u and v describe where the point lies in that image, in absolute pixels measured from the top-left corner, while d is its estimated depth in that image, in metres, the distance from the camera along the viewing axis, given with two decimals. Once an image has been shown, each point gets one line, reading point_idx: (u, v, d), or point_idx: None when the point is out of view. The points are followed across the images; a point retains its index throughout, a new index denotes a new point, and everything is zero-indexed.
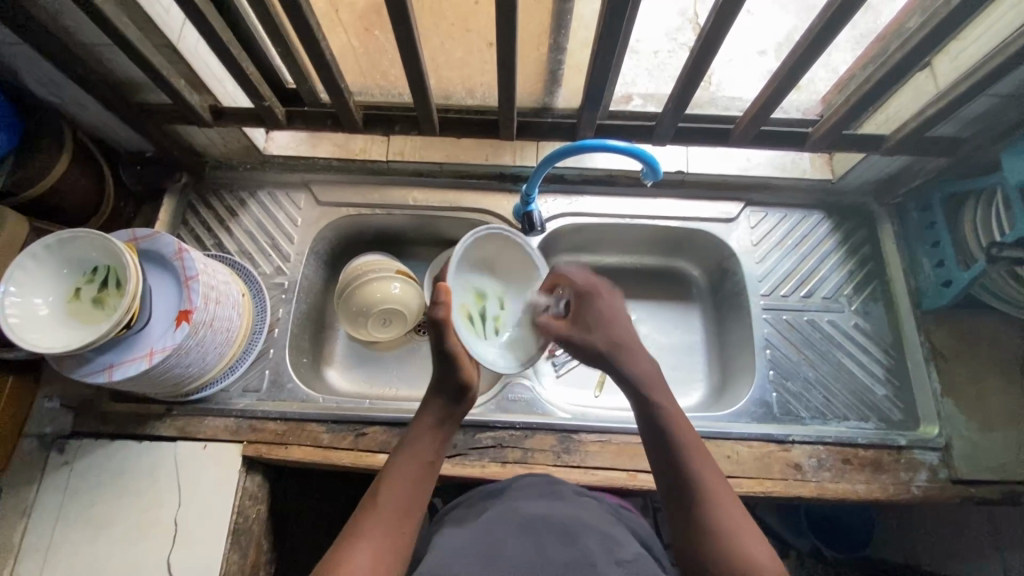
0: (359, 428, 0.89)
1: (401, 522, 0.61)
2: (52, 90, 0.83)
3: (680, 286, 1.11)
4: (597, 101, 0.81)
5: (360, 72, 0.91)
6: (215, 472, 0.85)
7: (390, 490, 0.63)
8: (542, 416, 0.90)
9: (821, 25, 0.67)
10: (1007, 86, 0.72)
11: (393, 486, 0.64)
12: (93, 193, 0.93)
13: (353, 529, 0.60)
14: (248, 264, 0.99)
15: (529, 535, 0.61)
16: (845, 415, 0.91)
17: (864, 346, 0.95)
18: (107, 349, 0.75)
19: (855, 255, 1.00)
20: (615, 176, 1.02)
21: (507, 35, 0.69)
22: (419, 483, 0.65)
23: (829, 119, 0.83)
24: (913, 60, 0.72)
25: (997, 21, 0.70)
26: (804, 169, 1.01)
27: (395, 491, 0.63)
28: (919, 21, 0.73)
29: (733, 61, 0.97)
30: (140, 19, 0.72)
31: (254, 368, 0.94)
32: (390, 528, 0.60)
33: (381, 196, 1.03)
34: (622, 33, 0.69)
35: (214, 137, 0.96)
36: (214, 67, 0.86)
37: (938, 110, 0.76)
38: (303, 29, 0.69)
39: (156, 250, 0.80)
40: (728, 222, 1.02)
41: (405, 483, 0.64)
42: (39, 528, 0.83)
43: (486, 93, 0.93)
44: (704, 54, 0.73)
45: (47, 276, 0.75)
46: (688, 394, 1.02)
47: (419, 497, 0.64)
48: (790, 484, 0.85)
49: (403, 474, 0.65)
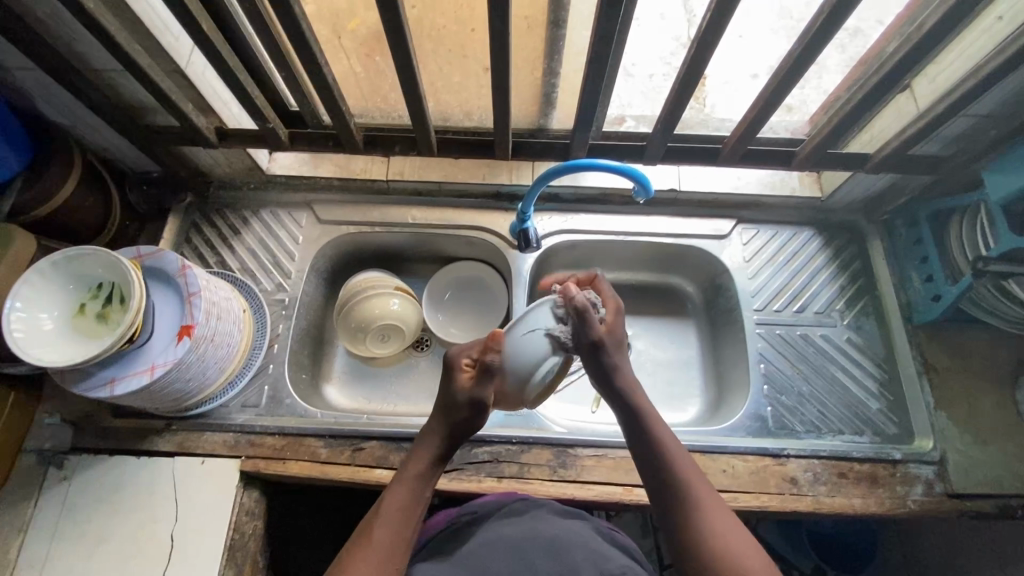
0: (357, 443, 0.89)
1: (393, 549, 0.63)
2: (63, 112, 0.86)
3: (675, 302, 1.12)
4: (588, 123, 0.84)
5: (361, 95, 0.94)
6: (213, 488, 0.86)
7: (383, 517, 0.66)
8: (537, 430, 0.91)
9: (803, 47, 0.70)
10: (982, 108, 0.75)
11: (385, 514, 0.66)
12: (100, 213, 0.96)
13: (346, 559, 0.63)
14: (250, 282, 1.01)
15: (515, 551, 0.65)
16: (840, 429, 0.91)
17: (857, 360, 0.96)
18: (109, 364, 0.77)
19: (846, 271, 1.02)
20: (608, 194, 1.04)
21: (501, 61, 0.72)
22: (413, 509, 0.67)
23: (814, 138, 0.85)
24: (892, 82, 0.74)
25: (970, 45, 0.72)
26: (793, 186, 1.04)
27: (387, 516, 0.66)
28: (896, 45, 0.76)
29: (728, 84, 1.02)
30: (151, 46, 0.75)
31: (253, 384, 0.95)
32: (380, 556, 0.62)
33: (381, 214, 1.05)
34: (610, 57, 0.72)
35: (219, 157, 0.99)
36: (221, 91, 0.89)
37: (920, 129, 0.79)
38: (306, 56, 0.72)
39: (158, 267, 0.82)
40: (720, 239, 1.04)
41: (395, 510, 0.67)
42: (34, 544, 0.83)
43: (484, 116, 0.96)
44: (689, 80, 0.76)
45: (53, 291, 0.77)
46: (684, 409, 1.03)
47: (412, 521, 0.67)
48: (786, 498, 0.85)
49: (395, 499, 0.68)
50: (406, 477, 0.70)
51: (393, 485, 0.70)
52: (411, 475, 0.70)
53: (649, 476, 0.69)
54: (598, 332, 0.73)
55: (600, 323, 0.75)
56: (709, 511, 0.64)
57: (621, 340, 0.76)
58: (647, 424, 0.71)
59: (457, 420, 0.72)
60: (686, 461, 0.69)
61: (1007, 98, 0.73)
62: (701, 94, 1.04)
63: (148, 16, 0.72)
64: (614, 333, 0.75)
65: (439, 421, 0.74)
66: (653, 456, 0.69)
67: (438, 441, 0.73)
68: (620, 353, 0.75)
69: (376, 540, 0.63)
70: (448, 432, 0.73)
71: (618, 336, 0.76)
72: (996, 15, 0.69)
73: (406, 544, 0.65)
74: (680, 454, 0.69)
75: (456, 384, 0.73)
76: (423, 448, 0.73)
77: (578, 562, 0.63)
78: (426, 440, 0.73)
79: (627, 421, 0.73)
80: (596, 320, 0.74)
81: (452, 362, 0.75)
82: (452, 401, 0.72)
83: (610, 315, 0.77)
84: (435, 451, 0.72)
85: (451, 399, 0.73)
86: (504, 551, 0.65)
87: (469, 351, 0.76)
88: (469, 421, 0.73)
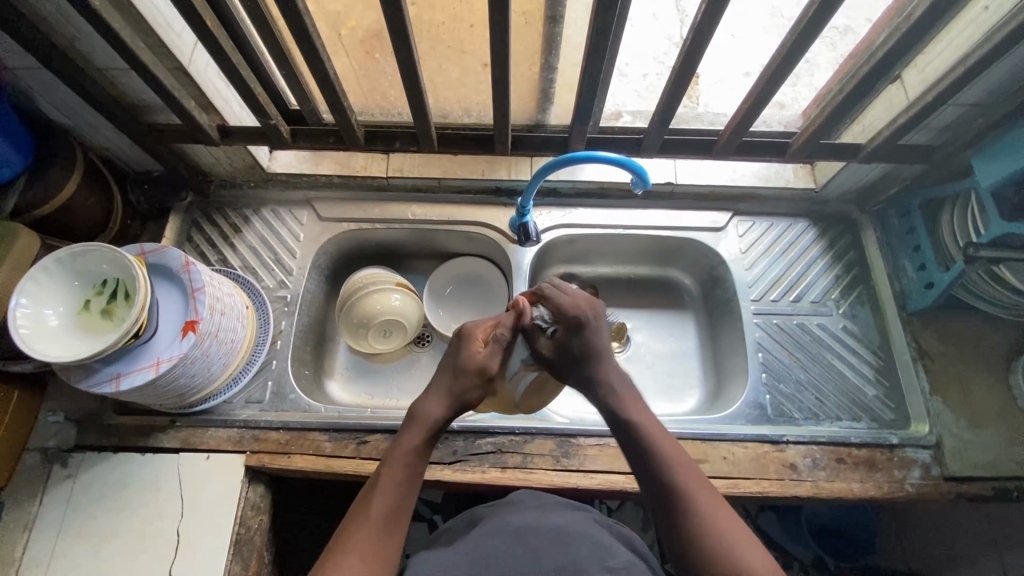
0: (361, 437, 0.90)
1: (388, 527, 0.63)
2: (65, 111, 0.87)
3: (673, 294, 1.14)
4: (587, 115, 0.85)
5: (362, 93, 0.95)
6: (218, 483, 0.86)
7: (380, 492, 0.66)
8: (540, 421, 0.92)
9: (794, 40, 0.71)
10: (969, 96, 0.77)
11: (380, 489, 0.66)
12: (102, 211, 0.97)
13: (343, 536, 0.63)
14: (252, 279, 1.01)
15: (523, 544, 0.65)
16: (837, 415, 0.93)
17: (853, 347, 0.98)
18: (114, 359, 0.77)
19: (841, 260, 1.04)
20: (605, 187, 1.06)
21: (500, 55, 0.73)
22: (409, 483, 0.68)
23: (807, 129, 0.87)
24: (882, 72, 0.76)
25: (958, 36, 0.74)
26: (787, 178, 1.05)
27: (383, 492, 0.66)
28: (881, 37, 0.78)
29: (721, 82, 1.05)
30: (154, 43, 0.76)
31: (257, 380, 0.95)
32: (376, 536, 0.62)
33: (382, 211, 1.07)
34: (608, 50, 0.73)
35: (220, 156, 0.99)
36: (223, 89, 0.90)
37: (910, 119, 0.81)
38: (309, 51, 0.73)
39: (162, 264, 0.83)
40: (716, 232, 1.05)
41: (391, 486, 0.67)
42: (40, 541, 0.84)
43: (482, 112, 0.97)
44: (684, 71, 0.77)
45: (59, 287, 0.77)
46: (683, 400, 1.04)
47: (407, 498, 0.67)
48: (786, 484, 0.86)
49: (392, 473, 0.68)
50: (403, 448, 0.70)
51: (390, 457, 0.69)
52: (409, 447, 0.70)
53: (646, 486, 0.68)
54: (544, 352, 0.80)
55: (547, 340, 0.80)
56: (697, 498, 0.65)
57: (586, 353, 0.77)
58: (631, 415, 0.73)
59: (461, 387, 0.75)
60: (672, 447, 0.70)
61: (995, 86, 0.75)
62: (694, 93, 1.05)
63: (151, 14, 0.73)
64: (566, 347, 0.78)
65: (441, 387, 0.76)
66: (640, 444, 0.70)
67: (436, 411, 0.73)
68: (589, 363, 0.77)
69: (372, 517, 0.63)
70: (450, 399, 0.74)
71: (572, 352, 0.78)
72: (982, 5, 0.71)
73: (402, 522, 0.65)
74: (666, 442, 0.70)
75: (466, 353, 0.77)
76: (421, 418, 0.73)
77: (582, 558, 0.63)
78: (426, 408, 0.74)
79: (616, 426, 0.73)
80: (539, 339, 0.80)
81: (466, 334, 0.79)
82: (458, 367, 0.76)
83: (560, 331, 0.79)
84: (432, 422, 0.73)
85: (461, 363, 0.76)
86: (510, 541, 0.66)
87: (485, 326, 0.80)
88: (475, 391, 0.76)
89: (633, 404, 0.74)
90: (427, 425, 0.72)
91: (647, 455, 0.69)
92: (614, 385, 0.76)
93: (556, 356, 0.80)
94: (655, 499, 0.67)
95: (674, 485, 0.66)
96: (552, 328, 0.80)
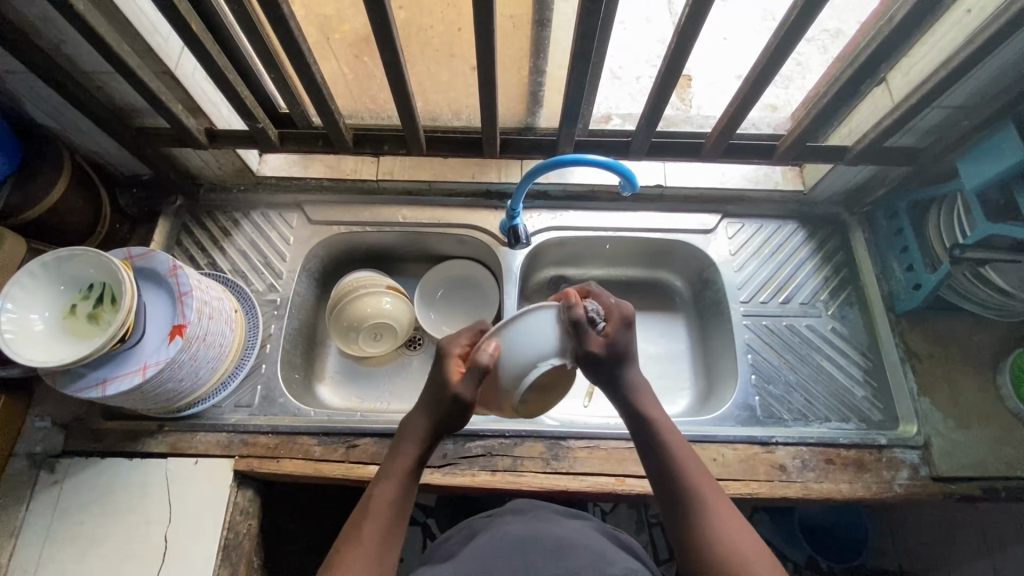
0: (350, 441, 0.90)
1: (383, 546, 0.62)
2: (52, 115, 0.87)
3: (664, 296, 1.14)
4: (574, 119, 0.85)
5: (351, 96, 0.95)
6: (206, 487, 0.86)
7: (373, 512, 0.64)
8: (531, 424, 0.92)
9: (777, 43, 0.72)
10: (952, 99, 0.78)
11: (374, 510, 0.64)
12: (89, 215, 0.96)
13: (338, 555, 0.62)
14: (241, 282, 1.01)
15: (519, 556, 0.65)
16: (826, 416, 0.93)
17: (842, 349, 0.98)
18: (99, 365, 0.77)
19: (830, 261, 1.04)
20: (596, 190, 1.06)
21: (486, 59, 0.73)
22: (403, 502, 0.66)
23: (794, 131, 0.88)
24: (865, 76, 0.77)
25: (940, 39, 0.75)
26: (776, 181, 1.06)
27: (376, 513, 0.64)
28: (864, 40, 0.78)
29: (713, 85, 1.05)
30: (140, 47, 0.76)
31: (245, 385, 0.95)
32: (368, 556, 0.61)
33: (372, 214, 1.06)
34: (594, 54, 0.73)
35: (208, 159, 0.99)
36: (211, 93, 0.90)
37: (895, 121, 0.81)
38: (294, 54, 0.73)
39: (150, 268, 0.83)
40: (706, 234, 1.06)
41: (385, 504, 0.65)
42: (25, 548, 0.83)
43: (472, 114, 0.97)
44: (670, 75, 0.78)
45: (44, 292, 0.77)
46: (675, 401, 1.04)
47: (403, 513, 0.66)
48: (776, 485, 0.86)
49: (385, 491, 0.66)
50: (395, 466, 0.68)
51: (383, 474, 0.67)
52: (402, 467, 0.68)
53: (659, 488, 0.68)
54: (593, 351, 0.69)
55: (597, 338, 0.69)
56: (709, 506, 0.64)
57: (623, 354, 0.71)
58: (652, 422, 0.71)
59: (442, 412, 0.68)
60: (689, 455, 0.69)
61: (976, 88, 0.76)
62: (686, 96, 1.05)
63: (138, 19, 0.73)
64: (613, 347, 0.70)
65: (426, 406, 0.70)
66: (657, 451, 0.69)
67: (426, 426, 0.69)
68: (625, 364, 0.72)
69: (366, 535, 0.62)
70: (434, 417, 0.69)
71: (619, 351, 0.71)
72: (964, 9, 0.71)
73: (396, 539, 0.64)
74: (684, 450, 0.69)
75: (444, 373, 0.68)
76: (410, 433, 0.69)
77: (582, 566, 0.62)
78: (411, 423, 0.70)
79: (635, 426, 0.72)
80: (593, 337, 0.69)
81: (444, 352, 0.71)
82: (437, 389, 0.68)
83: (613, 326, 0.70)
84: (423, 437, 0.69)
85: (438, 388, 0.69)
86: (507, 553, 0.65)
87: (461, 341, 0.72)
88: (455, 418, 0.68)
89: (654, 407, 0.72)
90: (418, 442, 0.69)
91: (662, 461, 0.68)
92: (639, 390, 0.73)
93: (602, 356, 0.70)
94: (669, 510, 0.66)
95: (687, 497, 0.65)
96: (601, 325, 0.71)
